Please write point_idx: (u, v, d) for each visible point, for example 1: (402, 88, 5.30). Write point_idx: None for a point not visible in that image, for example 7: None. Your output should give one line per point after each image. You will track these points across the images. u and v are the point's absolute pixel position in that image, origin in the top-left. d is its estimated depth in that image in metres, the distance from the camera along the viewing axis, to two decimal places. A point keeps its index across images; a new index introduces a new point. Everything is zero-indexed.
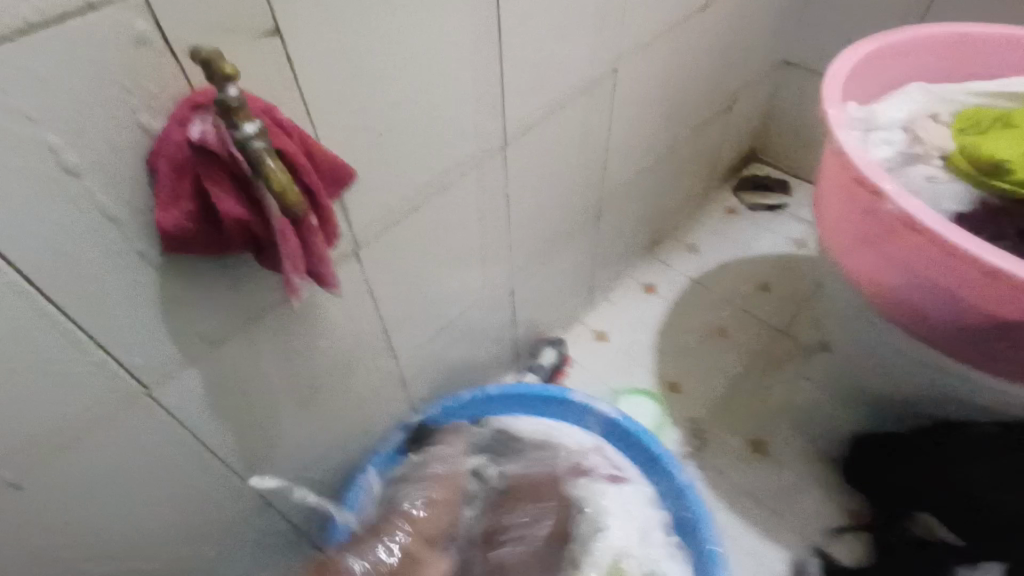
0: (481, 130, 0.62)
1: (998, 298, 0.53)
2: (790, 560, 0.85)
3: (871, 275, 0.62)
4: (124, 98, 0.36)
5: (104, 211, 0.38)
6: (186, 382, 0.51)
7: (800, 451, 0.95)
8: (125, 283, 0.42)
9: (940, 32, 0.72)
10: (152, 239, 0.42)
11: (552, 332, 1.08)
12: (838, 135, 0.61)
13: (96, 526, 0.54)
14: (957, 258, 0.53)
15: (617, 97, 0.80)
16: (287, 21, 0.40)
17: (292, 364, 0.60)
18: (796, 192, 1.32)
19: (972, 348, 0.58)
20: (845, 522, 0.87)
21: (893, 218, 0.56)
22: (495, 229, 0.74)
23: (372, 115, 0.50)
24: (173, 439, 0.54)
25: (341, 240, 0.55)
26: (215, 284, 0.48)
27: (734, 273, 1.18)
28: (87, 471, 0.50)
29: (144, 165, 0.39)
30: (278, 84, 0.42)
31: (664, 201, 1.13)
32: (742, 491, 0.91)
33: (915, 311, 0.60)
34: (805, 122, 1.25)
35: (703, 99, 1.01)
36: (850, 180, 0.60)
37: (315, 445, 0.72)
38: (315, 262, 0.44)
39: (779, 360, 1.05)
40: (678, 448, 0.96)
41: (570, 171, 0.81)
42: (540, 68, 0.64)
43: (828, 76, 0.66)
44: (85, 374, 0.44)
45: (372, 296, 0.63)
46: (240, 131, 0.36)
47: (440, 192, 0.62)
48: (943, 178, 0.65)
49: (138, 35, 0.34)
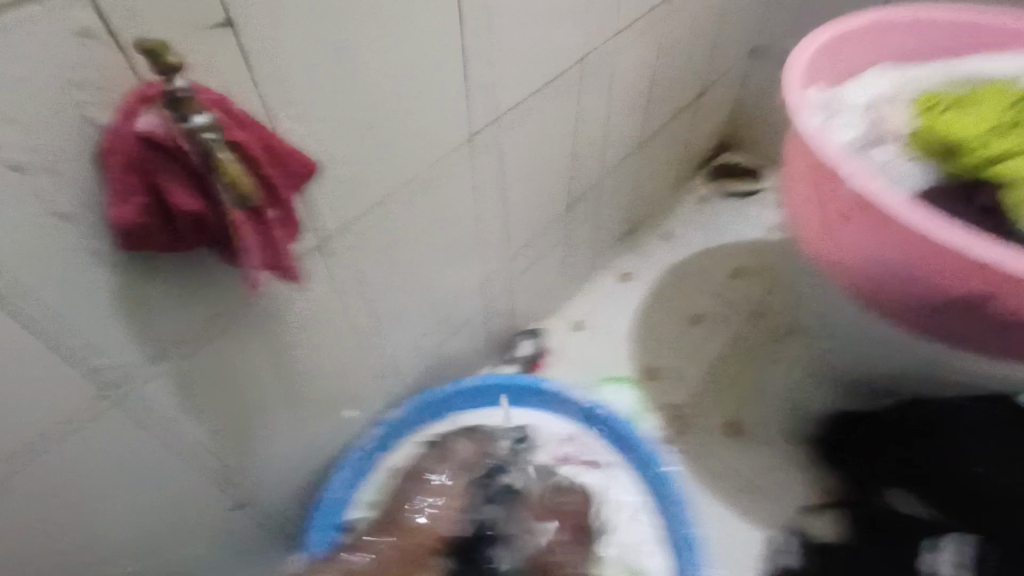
0: (447, 122, 0.62)
1: (952, 275, 0.54)
2: (765, 540, 0.86)
3: (834, 256, 0.64)
4: (70, 91, 0.35)
5: (54, 208, 0.38)
6: (151, 382, 0.51)
7: (774, 434, 0.96)
8: (82, 283, 0.42)
9: (897, 17, 0.73)
10: (107, 237, 0.41)
11: (529, 324, 1.08)
12: (798, 119, 0.62)
13: (64, 530, 0.53)
14: (913, 237, 0.54)
15: (585, 89, 0.80)
16: (239, 12, 0.40)
17: (260, 360, 0.60)
18: (766, 179, 1.33)
19: (931, 325, 0.60)
20: (818, 500, 0.89)
21: (851, 200, 0.58)
22: (465, 220, 0.74)
23: (333, 108, 0.50)
24: (140, 440, 0.54)
25: (306, 234, 0.55)
26: (176, 281, 0.47)
27: (708, 260, 1.19)
28: (50, 474, 0.49)
29: (94, 159, 0.38)
30: (232, 77, 0.42)
31: (636, 191, 1.14)
32: (719, 476, 0.93)
33: (875, 292, 0.62)
34: (774, 109, 1.27)
35: (672, 88, 1.02)
36: (810, 164, 0.61)
37: (288, 442, 0.71)
38: (278, 256, 0.44)
39: (752, 344, 1.07)
40: (654, 434, 0.97)
41: (540, 161, 0.81)
42: (505, 60, 0.64)
43: (789, 62, 0.67)
44: (43, 376, 0.44)
45: (341, 290, 0.63)
46: (190, 123, 0.35)
47: (407, 185, 0.62)
48: (901, 160, 0.68)
49: (79, 27, 0.34)
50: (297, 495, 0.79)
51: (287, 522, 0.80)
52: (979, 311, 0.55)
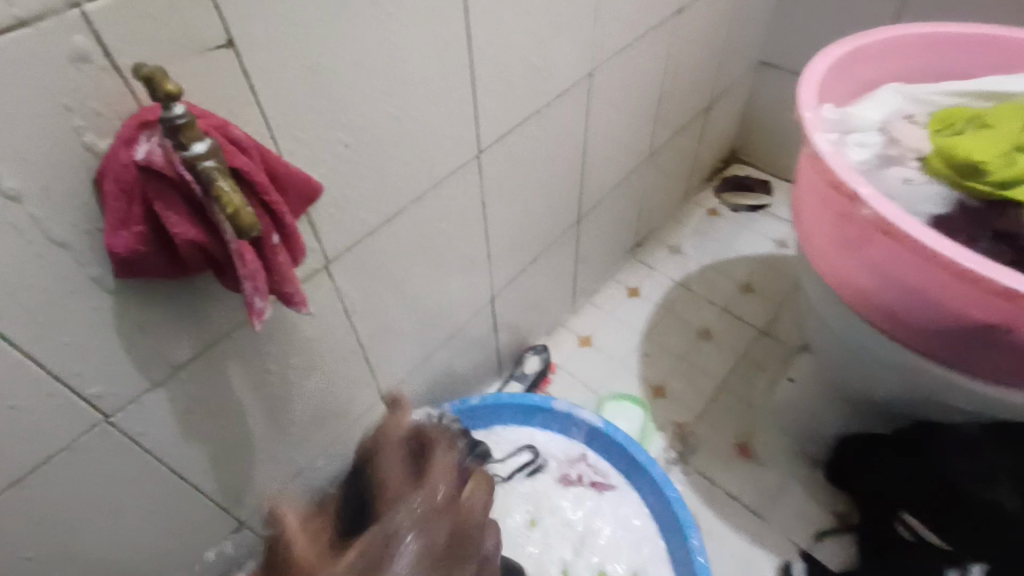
0: (453, 139, 0.61)
1: (976, 301, 0.52)
2: (777, 565, 0.84)
3: (851, 279, 0.62)
4: (66, 117, 0.34)
5: (49, 236, 0.37)
6: (150, 407, 0.50)
7: (786, 453, 0.94)
8: (77, 309, 0.40)
9: (913, 33, 0.72)
10: (104, 264, 0.40)
11: (535, 339, 1.07)
12: (812, 137, 0.61)
13: (61, 560, 0.52)
14: (935, 261, 0.52)
15: (594, 102, 0.79)
16: (240, 32, 0.39)
17: (262, 382, 0.58)
18: (776, 192, 1.32)
19: (953, 351, 0.58)
20: (832, 525, 0.87)
21: (869, 222, 0.56)
22: (472, 237, 0.73)
23: (337, 127, 0.48)
24: (139, 467, 0.52)
25: (310, 256, 0.54)
26: (177, 307, 0.46)
27: (717, 274, 1.17)
28: (47, 505, 0.48)
29: (91, 187, 0.37)
30: (234, 99, 0.41)
31: (645, 204, 1.12)
32: (730, 497, 0.91)
33: (894, 316, 0.60)
34: (783, 120, 1.26)
35: (681, 100, 1.01)
36: (825, 184, 0.60)
37: (291, 464, 0.70)
38: (280, 282, 0.43)
39: (764, 361, 1.05)
40: (664, 454, 0.95)
41: (548, 176, 0.80)
42: (512, 73, 0.62)
43: (802, 80, 0.66)
44: (37, 406, 0.42)
45: (345, 311, 0.62)
46: (189, 150, 0.34)
47: (413, 203, 0.61)
48: (920, 180, 0.65)
49: (75, 52, 0.33)
50: None
51: None
52: (1003, 339, 0.53)
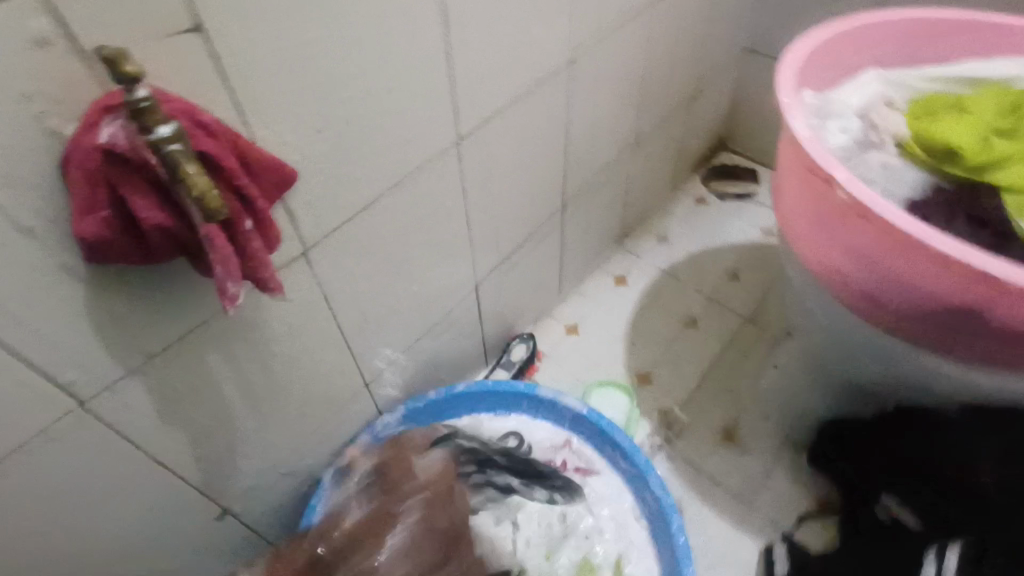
0: (432, 125, 0.60)
1: (949, 284, 0.53)
2: (760, 549, 0.85)
3: (827, 263, 0.62)
4: (29, 102, 0.34)
5: (15, 222, 0.37)
6: (128, 394, 0.50)
7: (770, 440, 0.95)
8: (48, 296, 0.40)
9: (894, 18, 0.72)
10: (73, 251, 0.40)
11: (522, 328, 1.07)
12: (791, 122, 0.61)
13: (41, 548, 0.52)
14: (909, 244, 0.53)
15: (576, 90, 0.79)
16: (207, 15, 0.38)
17: (241, 370, 0.58)
18: (762, 180, 1.32)
19: (927, 334, 0.59)
20: (812, 509, 0.88)
21: (843, 206, 0.56)
22: (453, 224, 0.73)
23: (312, 113, 0.48)
24: (117, 455, 0.52)
25: (287, 244, 0.53)
26: (149, 294, 0.46)
27: (704, 262, 1.18)
28: (23, 493, 0.47)
29: (55, 171, 0.37)
30: (203, 84, 0.40)
31: (630, 192, 1.12)
32: (715, 482, 0.91)
33: (869, 300, 0.61)
34: (767, 109, 1.26)
35: (665, 88, 1.01)
36: (802, 169, 0.60)
37: (274, 451, 0.70)
38: (255, 268, 0.43)
39: (749, 348, 1.05)
40: (649, 440, 0.96)
41: (531, 163, 0.79)
42: (490, 60, 0.62)
43: (781, 66, 0.66)
44: (10, 392, 0.42)
45: (325, 298, 0.62)
46: (153, 133, 0.34)
47: (392, 189, 0.61)
48: (898, 164, 0.66)
49: (35, 35, 0.32)
50: (284, 505, 0.78)
51: (267, 530, 0.78)
52: (974, 321, 0.54)
